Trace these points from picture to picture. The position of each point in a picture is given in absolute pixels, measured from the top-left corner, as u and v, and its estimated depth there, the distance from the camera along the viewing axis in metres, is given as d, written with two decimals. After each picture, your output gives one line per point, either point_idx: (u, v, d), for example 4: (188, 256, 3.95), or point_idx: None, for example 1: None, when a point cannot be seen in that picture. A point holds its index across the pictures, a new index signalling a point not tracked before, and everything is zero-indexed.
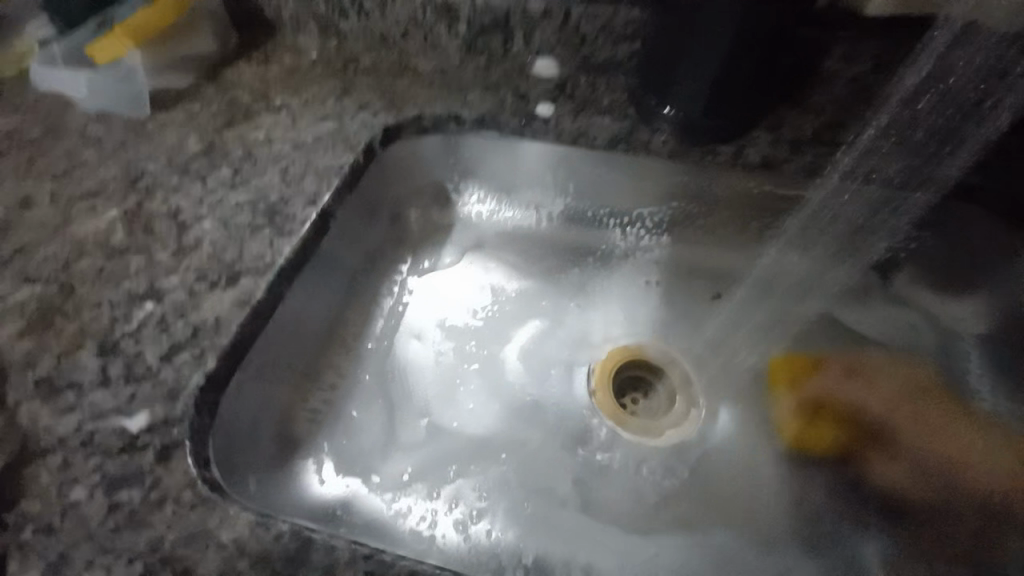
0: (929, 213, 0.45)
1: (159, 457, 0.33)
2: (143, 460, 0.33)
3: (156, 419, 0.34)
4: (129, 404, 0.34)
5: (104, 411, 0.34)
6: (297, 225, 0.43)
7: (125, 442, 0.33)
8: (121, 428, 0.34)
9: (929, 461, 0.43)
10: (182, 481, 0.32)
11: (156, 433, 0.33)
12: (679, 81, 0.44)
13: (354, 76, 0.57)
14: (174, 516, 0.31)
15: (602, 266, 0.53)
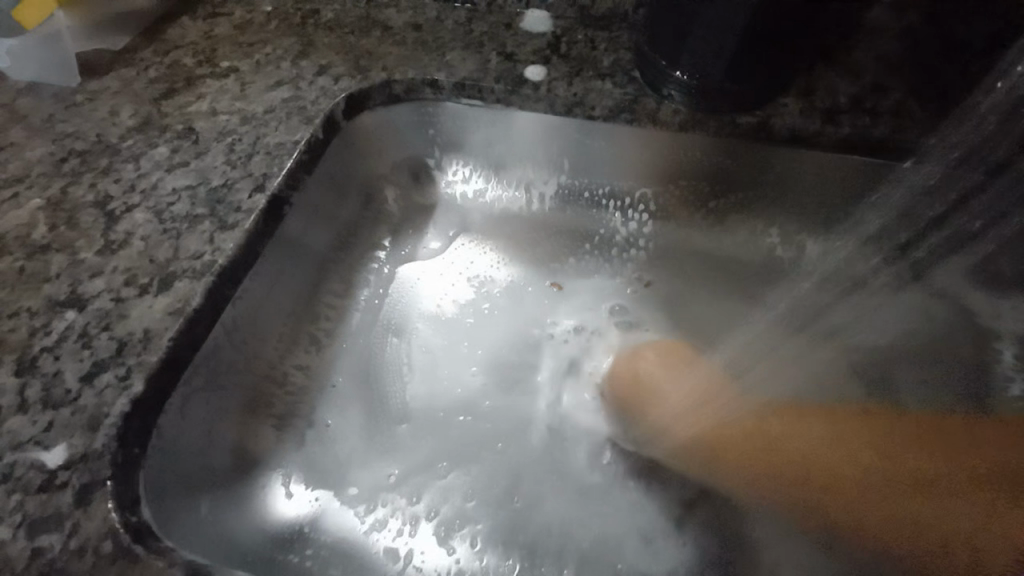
0: (984, 193, 0.40)
1: (78, 499, 0.26)
2: (62, 502, 0.26)
3: (75, 454, 0.27)
4: (44, 435, 0.28)
5: (23, 442, 0.28)
6: (242, 216, 0.37)
7: (44, 480, 0.27)
8: (39, 463, 0.27)
9: (852, 504, 0.37)
10: (97, 531, 0.25)
11: (75, 471, 0.27)
12: (697, 38, 0.38)
13: (313, 33, 0.50)
14: (94, 570, 0.25)
15: (600, 253, 0.50)
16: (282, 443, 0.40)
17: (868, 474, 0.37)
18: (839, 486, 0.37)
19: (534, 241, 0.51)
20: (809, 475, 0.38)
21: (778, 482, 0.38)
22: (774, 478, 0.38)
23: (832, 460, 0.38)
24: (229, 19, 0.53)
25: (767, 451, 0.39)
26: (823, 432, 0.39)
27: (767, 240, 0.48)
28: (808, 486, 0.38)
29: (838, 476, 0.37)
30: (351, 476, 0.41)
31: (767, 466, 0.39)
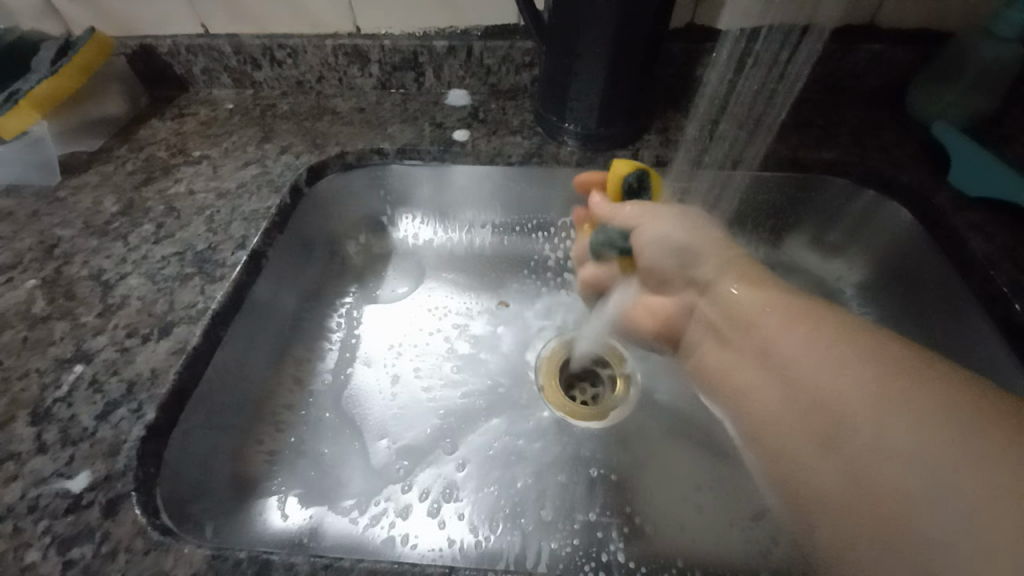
0: (800, 186, 0.54)
1: (106, 511, 0.31)
2: (90, 518, 0.31)
3: (99, 476, 0.33)
4: (66, 467, 0.33)
5: (44, 476, 0.33)
6: (228, 270, 0.44)
7: (69, 503, 0.32)
8: (64, 490, 0.32)
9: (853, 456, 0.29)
10: (128, 532, 0.30)
11: (100, 491, 0.32)
12: (574, 103, 0.51)
13: (272, 121, 0.60)
14: (129, 564, 0.29)
15: (536, 275, 0.60)
16: (275, 468, 0.45)
17: (879, 421, 0.28)
18: (829, 429, 0.31)
19: (481, 269, 0.60)
20: (825, 414, 0.31)
21: (796, 406, 0.34)
22: (803, 416, 0.33)
23: (837, 388, 0.31)
24: (196, 117, 0.62)
25: (798, 389, 0.34)
26: (840, 361, 0.32)
27: None
28: (810, 414, 0.32)
29: (841, 428, 0.30)
30: (345, 484, 0.45)
31: (779, 391, 0.35)
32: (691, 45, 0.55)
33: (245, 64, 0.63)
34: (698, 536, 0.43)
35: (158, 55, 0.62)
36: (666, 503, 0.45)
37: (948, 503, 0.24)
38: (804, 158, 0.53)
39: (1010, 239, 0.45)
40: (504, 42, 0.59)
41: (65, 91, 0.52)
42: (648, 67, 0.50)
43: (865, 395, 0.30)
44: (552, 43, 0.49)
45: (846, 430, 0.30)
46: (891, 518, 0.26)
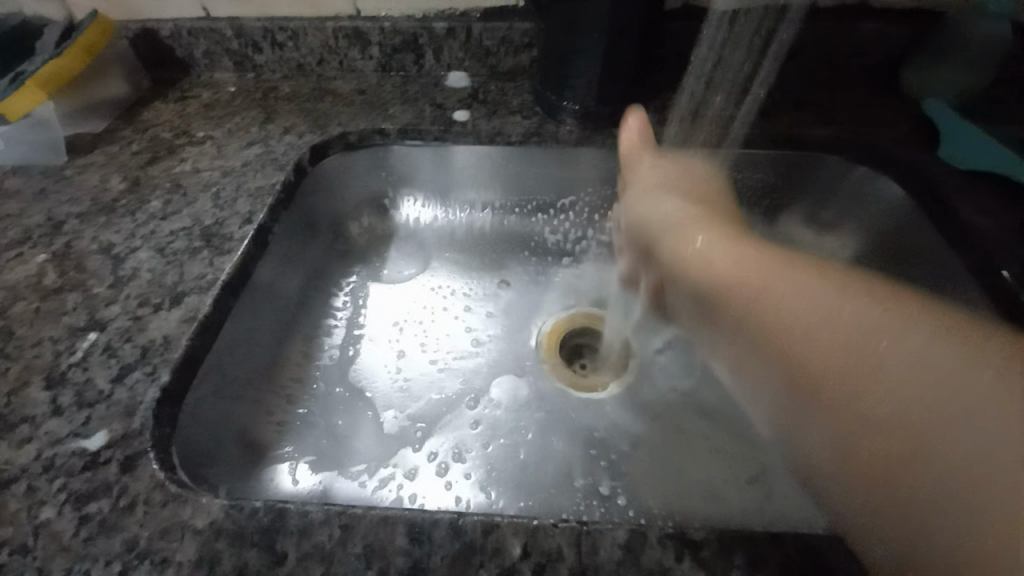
0: (794, 164, 0.55)
1: (124, 467, 0.33)
2: (109, 473, 0.32)
3: (116, 435, 0.34)
4: (83, 427, 0.34)
5: (62, 436, 0.34)
6: (234, 243, 0.45)
7: (88, 460, 0.33)
8: (82, 448, 0.33)
9: (877, 426, 0.29)
10: (146, 486, 0.32)
11: (117, 448, 0.33)
12: (573, 82, 0.52)
13: (274, 103, 0.61)
14: (147, 515, 0.31)
15: (536, 254, 0.61)
16: (286, 437, 0.46)
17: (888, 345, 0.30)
18: (810, 378, 0.32)
19: (483, 250, 0.62)
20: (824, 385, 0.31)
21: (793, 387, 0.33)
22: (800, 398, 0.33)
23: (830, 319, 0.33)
24: (198, 100, 0.62)
25: (777, 337, 0.35)
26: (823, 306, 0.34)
27: None
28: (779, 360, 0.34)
29: (891, 386, 0.29)
30: (355, 452, 0.47)
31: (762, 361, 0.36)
32: (688, 25, 0.56)
33: (246, 47, 0.63)
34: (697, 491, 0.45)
35: (161, 38, 0.62)
36: (666, 466, 0.46)
37: (992, 432, 0.25)
38: (797, 137, 0.54)
39: (996, 210, 0.47)
40: (502, 24, 0.60)
41: (69, 74, 0.54)
42: (646, 44, 0.50)
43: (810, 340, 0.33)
44: (550, 20, 0.50)
45: (941, 443, 0.26)
46: (978, 489, 0.25)
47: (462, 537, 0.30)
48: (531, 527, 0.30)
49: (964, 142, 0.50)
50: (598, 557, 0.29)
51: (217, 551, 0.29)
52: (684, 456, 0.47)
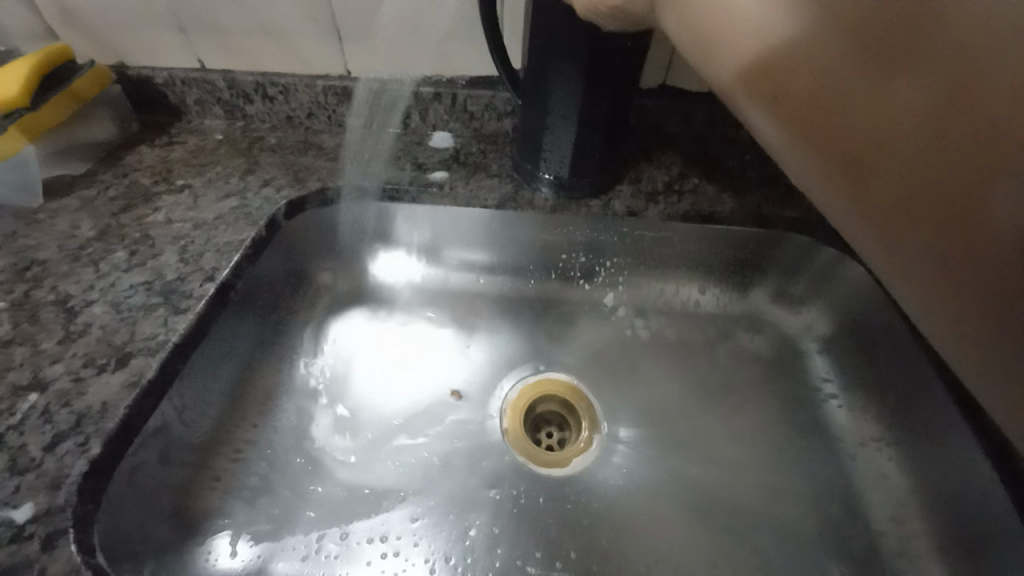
0: (763, 244, 0.56)
1: (44, 545, 0.32)
2: (29, 551, 0.31)
3: (40, 509, 0.33)
4: (11, 497, 0.33)
5: None
6: (193, 302, 0.44)
7: (12, 533, 0.32)
8: (7, 520, 0.32)
9: (851, 132, 0.27)
10: (60, 570, 0.31)
11: (41, 523, 0.32)
12: (549, 155, 0.53)
13: (258, 154, 0.62)
14: None
15: (509, 314, 0.61)
16: (229, 503, 0.45)
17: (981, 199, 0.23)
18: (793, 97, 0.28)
19: (455, 309, 0.61)
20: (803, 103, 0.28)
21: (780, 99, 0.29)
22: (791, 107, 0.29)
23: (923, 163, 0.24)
24: (184, 146, 0.63)
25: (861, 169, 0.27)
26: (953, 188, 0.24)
27: (638, 289, 0.61)
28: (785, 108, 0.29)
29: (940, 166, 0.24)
30: (299, 524, 0.45)
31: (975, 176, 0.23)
32: (664, 103, 0.58)
33: (237, 98, 0.65)
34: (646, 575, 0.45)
35: (152, 84, 0.64)
36: (615, 545, 0.47)
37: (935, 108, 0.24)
38: (770, 218, 0.55)
39: None
40: (487, 92, 0.61)
41: (20, 104, 0.52)
42: (618, 123, 0.52)
43: (872, 89, 0.25)
44: (527, 98, 0.51)
45: (872, 125, 0.26)
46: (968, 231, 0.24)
47: None
48: None
49: None
50: None
51: None
52: (642, 537, 0.47)
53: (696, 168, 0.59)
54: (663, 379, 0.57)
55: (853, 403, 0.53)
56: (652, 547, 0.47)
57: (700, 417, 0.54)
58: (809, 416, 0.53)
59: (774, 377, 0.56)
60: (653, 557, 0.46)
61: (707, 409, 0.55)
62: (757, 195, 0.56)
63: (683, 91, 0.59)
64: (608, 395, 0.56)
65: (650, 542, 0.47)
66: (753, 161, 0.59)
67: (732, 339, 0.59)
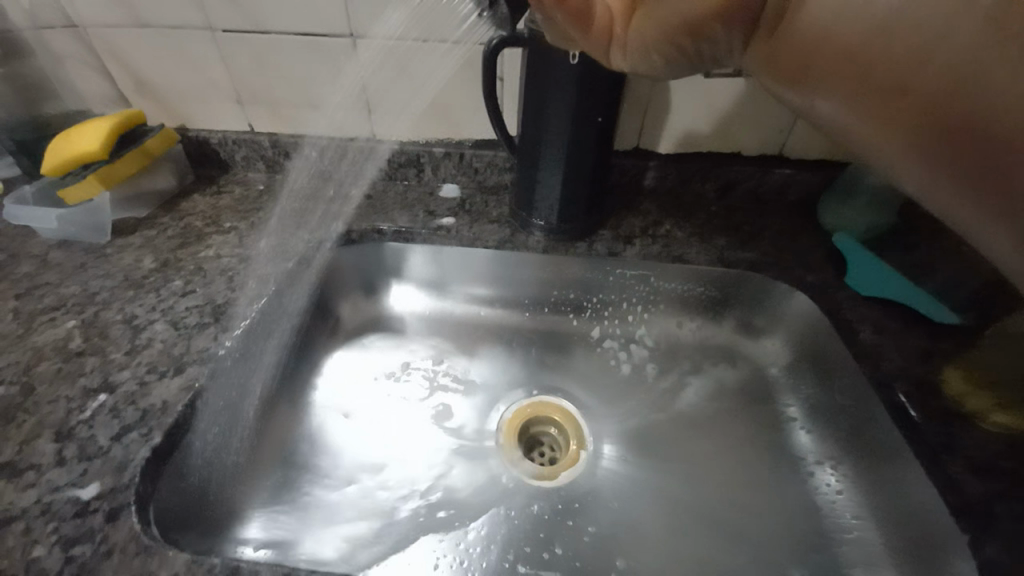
0: (727, 281, 0.64)
1: (107, 517, 0.38)
2: (94, 521, 0.37)
3: (106, 487, 0.39)
4: (80, 478, 0.40)
5: (60, 485, 0.39)
6: (239, 322, 0.53)
7: (79, 508, 0.38)
8: (75, 497, 0.39)
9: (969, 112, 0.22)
10: (122, 536, 0.36)
11: (106, 499, 0.38)
12: (541, 205, 0.63)
13: (293, 201, 0.72)
14: (119, 563, 0.35)
15: (507, 342, 0.68)
16: (254, 502, 0.50)
17: None
18: (874, 89, 0.25)
19: (458, 337, 0.68)
20: (889, 94, 0.24)
21: (862, 90, 0.25)
22: (875, 97, 0.25)
23: None
24: (230, 195, 0.74)
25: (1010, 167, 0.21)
26: None
27: (620, 321, 0.69)
28: (868, 103, 0.25)
29: None
30: (314, 523, 0.51)
31: None
32: (638, 163, 0.69)
33: (278, 155, 0.76)
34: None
35: (209, 144, 0.76)
36: (596, 548, 0.51)
37: None
38: (732, 258, 0.63)
39: (897, 332, 0.54)
40: (490, 152, 0.73)
41: (95, 156, 0.63)
42: (598, 179, 0.62)
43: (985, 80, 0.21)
44: (522, 159, 0.62)
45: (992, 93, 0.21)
46: None
47: None
48: None
49: (867, 266, 0.58)
50: None
51: None
52: (621, 541, 0.52)
53: (668, 216, 0.68)
54: (643, 402, 0.63)
55: (813, 423, 0.58)
56: (631, 551, 0.51)
57: (674, 435, 0.60)
58: (773, 435, 0.59)
59: (742, 400, 0.62)
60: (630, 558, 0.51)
61: (681, 428, 0.61)
62: (720, 239, 0.65)
63: (655, 152, 0.69)
64: (593, 415, 0.63)
65: (629, 547, 0.51)
66: (716, 211, 0.69)
67: (705, 367, 0.65)
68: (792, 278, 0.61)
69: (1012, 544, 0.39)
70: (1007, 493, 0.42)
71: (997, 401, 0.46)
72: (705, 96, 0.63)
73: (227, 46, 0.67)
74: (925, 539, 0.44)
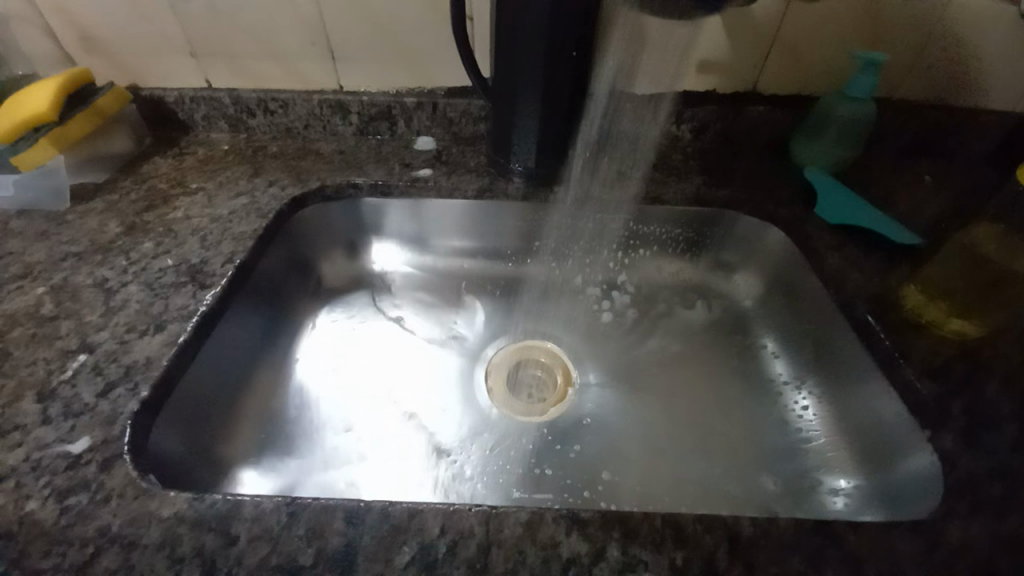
0: (704, 219, 0.66)
1: (102, 467, 0.38)
2: (89, 471, 0.38)
3: (97, 440, 0.39)
4: (70, 433, 0.40)
5: (49, 441, 0.39)
6: (216, 279, 0.52)
7: (71, 461, 0.38)
8: (66, 451, 0.39)
9: None
10: (120, 482, 0.37)
11: (98, 451, 0.39)
12: (518, 150, 0.62)
13: (262, 160, 0.70)
14: (120, 506, 0.36)
15: (492, 293, 0.69)
16: (250, 451, 0.51)
17: None
18: None
19: (443, 290, 0.69)
20: None
21: None
22: None
23: None
24: (193, 156, 0.71)
25: None
26: None
27: (602, 267, 0.69)
28: None
29: None
30: (311, 468, 0.52)
31: None
32: (615, 106, 0.69)
33: (241, 112, 0.73)
34: (613, 494, 0.53)
35: (165, 104, 0.72)
36: (585, 473, 0.54)
37: None
38: (707, 197, 0.64)
39: (862, 257, 0.56)
40: (464, 100, 0.71)
41: (46, 117, 0.59)
42: (575, 120, 0.61)
43: None
44: (495, 102, 0.60)
45: None
46: None
47: (392, 520, 0.35)
48: (450, 511, 0.36)
49: (833, 201, 0.60)
50: (501, 534, 0.35)
51: (179, 535, 0.35)
52: (608, 464, 0.55)
53: (645, 159, 0.69)
54: (625, 340, 0.65)
55: (784, 349, 0.61)
56: (617, 473, 0.54)
57: (656, 369, 0.63)
58: (749, 363, 0.62)
59: (719, 333, 0.65)
60: (618, 480, 0.54)
61: (663, 361, 0.63)
62: (696, 179, 0.66)
63: (631, 94, 0.69)
64: (579, 356, 0.64)
65: (616, 469, 0.54)
66: (692, 152, 0.70)
67: (684, 305, 0.67)
68: (765, 213, 0.62)
69: (959, 435, 0.43)
70: (956, 392, 0.45)
71: (953, 312, 0.49)
72: (679, 31, 0.62)
73: None
74: (885, 439, 0.48)
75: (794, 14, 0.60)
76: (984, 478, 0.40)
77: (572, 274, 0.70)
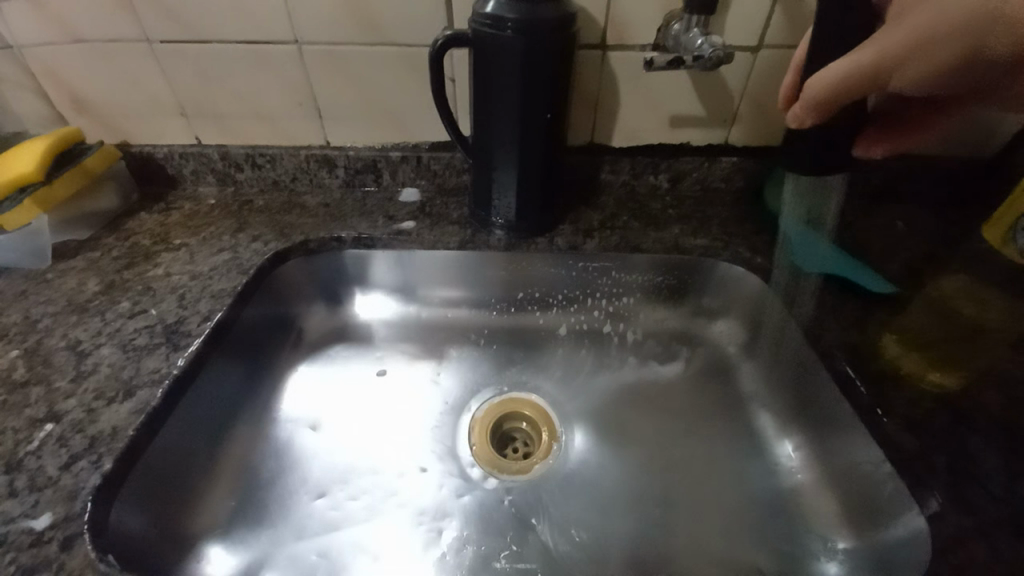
0: (682, 267, 0.66)
1: (62, 546, 0.36)
2: (48, 552, 0.36)
3: (58, 517, 0.37)
4: (31, 509, 0.38)
5: (8, 518, 0.37)
6: (190, 340, 0.51)
7: (32, 539, 0.36)
8: (27, 528, 0.37)
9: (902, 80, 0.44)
10: (78, 564, 0.35)
11: (60, 529, 0.37)
12: (499, 204, 0.64)
13: (248, 215, 0.70)
14: None
15: (475, 343, 0.68)
16: (218, 523, 0.49)
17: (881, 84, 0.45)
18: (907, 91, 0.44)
19: (426, 340, 0.68)
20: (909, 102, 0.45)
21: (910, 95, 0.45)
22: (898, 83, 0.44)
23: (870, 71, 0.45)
24: (180, 211, 0.72)
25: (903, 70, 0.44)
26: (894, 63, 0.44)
27: (585, 315, 0.69)
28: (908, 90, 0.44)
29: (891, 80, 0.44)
30: (282, 540, 0.50)
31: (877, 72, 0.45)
32: (594, 158, 0.71)
33: (228, 167, 0.74)
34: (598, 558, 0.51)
35: (154, 160, 0.73)
36: (568, 535, 0.52)
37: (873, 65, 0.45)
38: (685, 246, 0.65)
39: (840, 307, 0.57)
40: (447, 154, 0.73)
41: (33, 178, 0.60)
42: (551, 175, 0.63)
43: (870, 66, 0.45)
44: (475, 158, 0.62)
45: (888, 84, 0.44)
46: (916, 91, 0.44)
47: None
48: None
49: (805, 247, 0.61)
50: None
51: None
52: (595, 524, 0.53)
53: (624, 208, 0.70)
54: (611, 391, 0.64)
55: (769, 398, 0.61)
56: (604, 535, 0.52)
57: (641, 419, 0.61)
58: (734, 412, 0.61)
59: (703, 381, 0.65)
60: (603, 543, 0.52)
61: (648, 411, 0.62)
62: (674, 228, 0.68)
63: (608, 147, 0.71)
64: (562, 408, 0.63)
65: (605, 531, 0.53)
66: (669, 201, 0.72)
67: (668, 351, 0.67)
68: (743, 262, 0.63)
69: (947, 492, 0.42)
70: (941, 446, 0.44)
71: (929, 362, 0.49)
72: (650, 90, 0.65)
73: (166, 61, 0.65)
74: (872, 496, 0.47)
75: (756, 75, 0.64)
76: (975, 539, 0.39)
77: (555, 321, 0.69)
